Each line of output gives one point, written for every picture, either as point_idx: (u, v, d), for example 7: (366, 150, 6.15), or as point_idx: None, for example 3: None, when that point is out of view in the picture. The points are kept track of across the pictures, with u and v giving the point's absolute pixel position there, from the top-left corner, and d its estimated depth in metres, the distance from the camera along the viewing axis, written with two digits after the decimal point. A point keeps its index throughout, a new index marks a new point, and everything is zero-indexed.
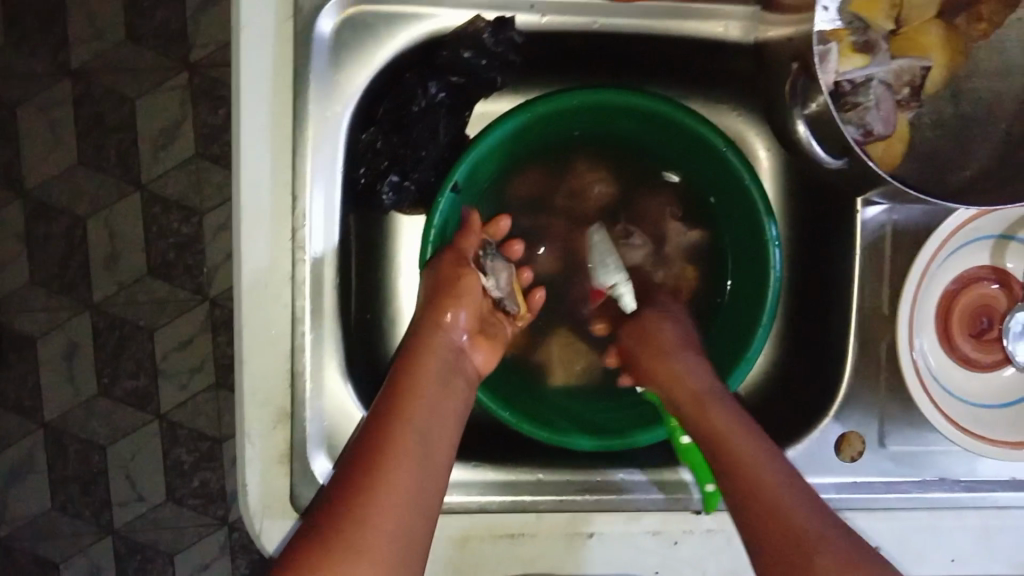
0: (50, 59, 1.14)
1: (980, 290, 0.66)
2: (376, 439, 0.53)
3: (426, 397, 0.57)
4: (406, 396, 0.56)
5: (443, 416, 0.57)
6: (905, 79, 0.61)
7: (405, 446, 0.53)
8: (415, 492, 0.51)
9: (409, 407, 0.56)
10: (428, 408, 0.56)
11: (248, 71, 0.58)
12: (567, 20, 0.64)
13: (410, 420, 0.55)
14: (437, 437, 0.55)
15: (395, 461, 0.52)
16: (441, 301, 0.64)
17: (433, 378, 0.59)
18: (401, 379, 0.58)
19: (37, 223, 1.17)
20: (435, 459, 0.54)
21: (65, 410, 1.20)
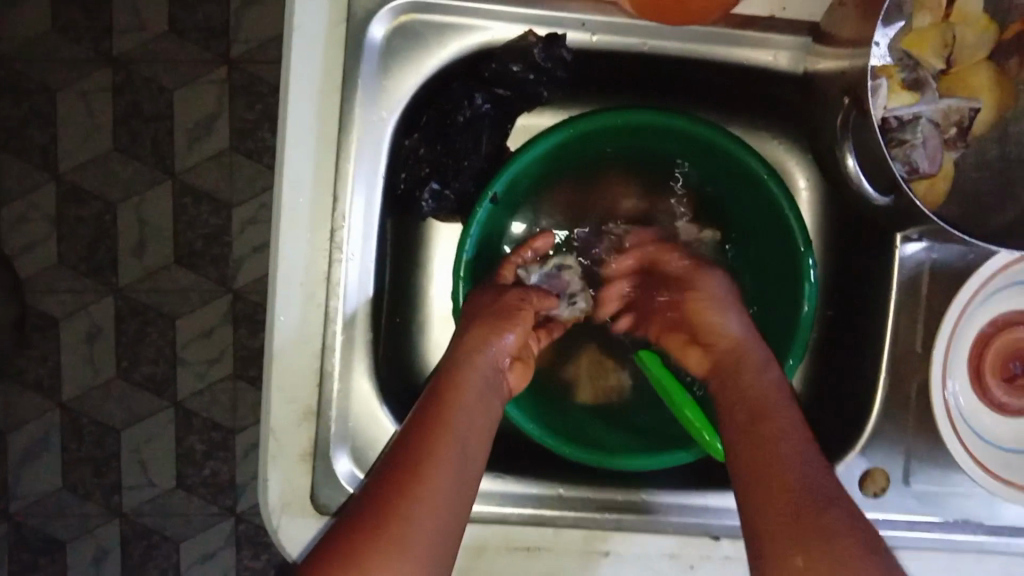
0: (93, 44, 1.16)
1: (1014, 334, 0.65)
2: (417, 444, 0.54)
3: (467, 404, 0.58)
4: (449, 401, 0.57)
5: (480, 423, 0.58)
6: (953, 119, 0.61)
7: (445, 455, 0.54)
8: (450, 502, 0.52)
9: (449, 413, 0.56)
10: (467, 416, 0.57)
11: (298, 72, 0.59)
12: (618, 40, 0.64)
13: (451, 428, 0.55)
14: (471, 448, 0.56)
15: (435, 469, 0.52)
16: (488, 324, 0.63)
17: (475, 392, 0.59)
18: (445, 386, 0.58)
19: (69, 204, 1.18)
20: (469, 468, 0.55)
21: (84, 391, 1.21)
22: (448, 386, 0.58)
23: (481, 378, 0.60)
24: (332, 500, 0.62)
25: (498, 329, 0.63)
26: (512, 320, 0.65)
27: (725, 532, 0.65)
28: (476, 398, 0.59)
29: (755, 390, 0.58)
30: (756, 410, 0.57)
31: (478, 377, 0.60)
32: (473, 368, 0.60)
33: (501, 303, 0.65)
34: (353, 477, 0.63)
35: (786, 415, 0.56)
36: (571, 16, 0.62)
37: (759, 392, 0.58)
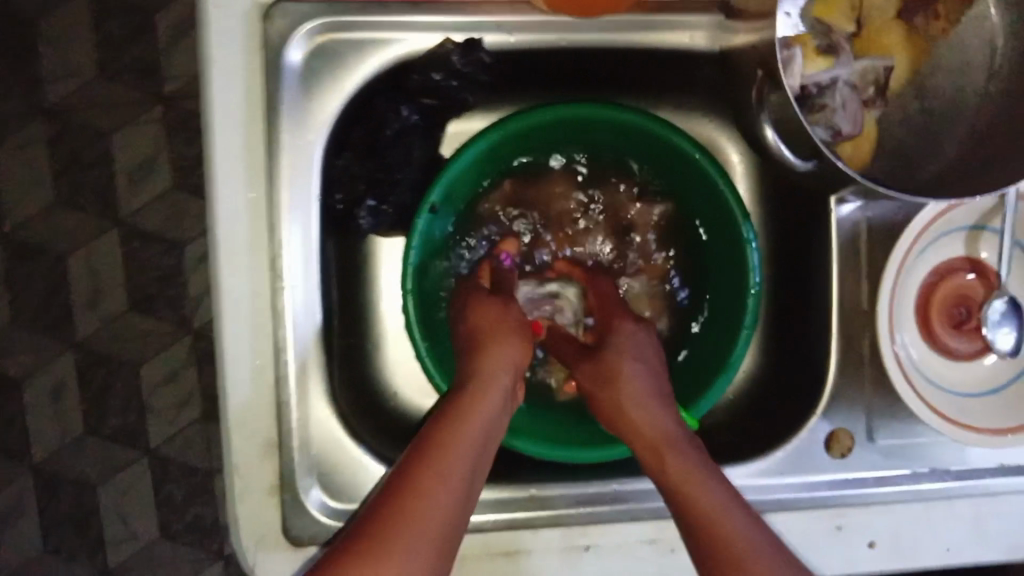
0: (22, 100, 1.14)
1: (956, 281, 0.67)
2: (422, 460, 0.53)
3: (477, 421, 0.57)
4: (458, 419, 0.56)
5: (490, 442, 0.57)
6: (869, 79, 0.62)
7: (453, 473, 0.52)
8: (469, 486, 0.53)
9: (458, 431, 0.55)
10: (487, 411, 0.58)
11: (219, 104, 0.59)
12: (537, 38, 0.64)
13: (460, 444, 0.54)
14: (488, 442, 0.57)
15: (440, 484, 0.51)
16: (498, 340, 0.63)
17: (499, 390, 0.60)
18: (457, 406, 0.58)
19: (17, 264, 1.16)
20: (474, 488, 0.53)
21: (54, 451, 1.19)
22: (460, 404, 0.58)
23: (495, 395, 0.59)
24: (305, 531, 0.62)
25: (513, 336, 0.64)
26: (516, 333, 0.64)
27: None
28: (488, 417, 0.57)
29: (675, 467, 0.56)
30: (682, 490, 0.54)
31: (494, 396, 0.59)
32: (487, 388, 0.59)
33: (506, 317, 0.65)
34: (324, 505, 0.63)
35: (705, 493, 0.53)
36: (486, 18, 0.62)
37: (677, 473, 0.55)
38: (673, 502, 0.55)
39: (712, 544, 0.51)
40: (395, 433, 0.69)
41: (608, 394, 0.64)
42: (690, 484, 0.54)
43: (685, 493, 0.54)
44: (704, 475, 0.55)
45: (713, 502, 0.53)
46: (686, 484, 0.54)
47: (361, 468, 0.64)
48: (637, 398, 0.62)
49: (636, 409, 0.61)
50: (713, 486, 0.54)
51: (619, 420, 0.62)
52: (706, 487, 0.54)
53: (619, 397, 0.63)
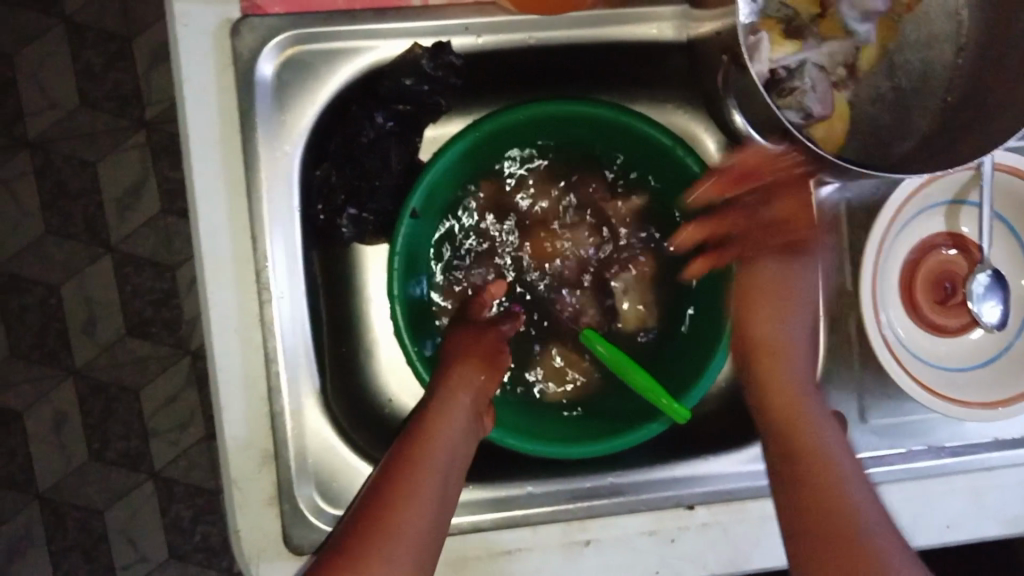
0: (8, 133, 1.15)
1: (938, 256, 0.67)
2: (394, 484, 0.59)
3: (442, 441, 0.63)
4: (424, 439, 0.62)
5: (457, 455, 0.63)
6: (838, 60, 0.63)
7: (422, 493, 0.59)
8: (436, 500, 0.60)
9: (425, 450, 0.62)
10: (455, 427, 0.64)
11: (195, 122, 0.60)
12: (504, 39, 0.65)
13: (426, 467, 0.61)
14: (457, 457, 0.63)
15: (410, 510, 0.58)
16: (466, 368, 0.67)
17: (461, 409, 0.65)
18: (423, 427, 0.63)
19: (12, 296, 1.17)
20: (445, 498, 0.61)
21: (58, 479, 1.19)
22: (428, 425, 0.63)
23: (458, 417, 0.64)
24: (305, 539, 0.62)
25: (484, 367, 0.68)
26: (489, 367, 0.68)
27: (699, 499, 0.66)
28: (452, 434, 0.63)
29: (810, 445, 0.60)
30: (791, 459, 0.60)
31: (457, 416, 0.64)
32: (450, 409, 0.64)
33: (479, 346, 0.68)
34: (323, 513, 0.63)
35: (849, 469, 0.59)
36: (455, 21, 0.63)
37: (813, 448, 0.60)
38: (801, 468, 0.59)
39: (836, 522, 0.56)
40: (392, 439, 0.70)
41: (768, 362, 0.66)
42: (835, 490, 0.58)
43: (823, 488, 0.58)
44: (825, 434, 0.61)
45: (838, 469, 0.59)
46: (813, 458, 0.59)
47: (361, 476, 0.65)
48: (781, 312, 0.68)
49: (786, 340, 0.67)
50: (845, 463, 0.59)
51: (785, 413, 0.63)
52: (846, 495, 0.58)
53: (755, 330, 0.68)
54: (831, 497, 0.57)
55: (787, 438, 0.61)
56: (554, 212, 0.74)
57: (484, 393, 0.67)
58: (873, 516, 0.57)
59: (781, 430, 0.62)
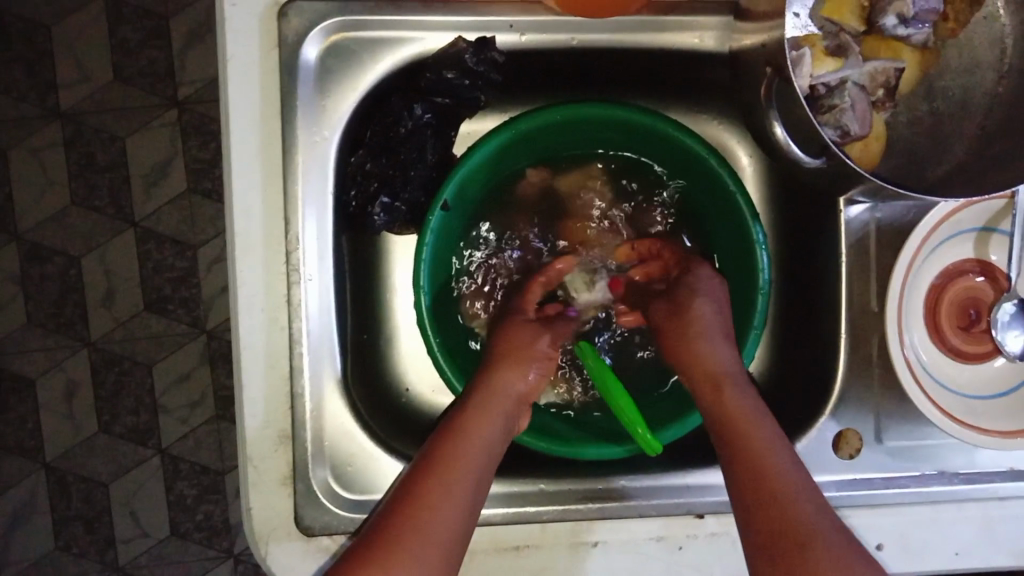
0: (41, 103, 1.16)
1: (965, 283, 0.67)
2: (426, 481, 0.56)
3: (479, 443, 0.59)
4: (462, 436, 0.59)
5: (490, 457, 0.59)
6: (879, 81, 0.62)
7: (457, 491, 0.56)
8: (465, 507, 0.56)
9: (461, 447, 0.58)
10: (490, 429, 0.61)
11: (236, 100, 0.60)
12: (548, 38, 0.65)
13: (462, 467, 0.57)
14: (490, 460, 0.59)
15: (442, 506, 0.55)
16: (514, 366, 0.65)
17: (498, 410, 0.62)
18: (460, 424, 0.60)
19: (33, 264, 1.18)
20: (476, 501, 0.57)
21: (66, 448, 1.20)
22: (464, 424, 0.60)
23: (497, 419, 0.61)
24: (317, 522, 0.63)
25: (520, 367, 0.66)
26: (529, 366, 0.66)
27: (708, 508, 0.66)
28: (488, 435, 0.60)
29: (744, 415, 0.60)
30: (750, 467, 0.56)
31: (496, 417, 0.62)
32: (489, 411, 0.62)
33: (529, 346, 0.67)
34: (334, 496, 0.64)
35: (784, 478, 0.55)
36: (497, 18, 0.64)
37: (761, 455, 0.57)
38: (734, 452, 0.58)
39: (766, 497, 0.54)
40: (407, 429, 0.70)
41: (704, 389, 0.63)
42: (767, 466, 0.56)
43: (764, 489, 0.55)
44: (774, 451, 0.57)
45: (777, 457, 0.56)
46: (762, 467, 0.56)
47: (374, 462, 0.65)
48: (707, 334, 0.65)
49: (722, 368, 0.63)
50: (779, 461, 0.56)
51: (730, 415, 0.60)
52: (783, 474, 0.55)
53: (700, 359, 0.64)
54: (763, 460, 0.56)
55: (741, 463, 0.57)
56: (603, 213, 0.74)
57: (529, 391, 0.66)
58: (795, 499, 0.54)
59: (719, 420, 0.61)
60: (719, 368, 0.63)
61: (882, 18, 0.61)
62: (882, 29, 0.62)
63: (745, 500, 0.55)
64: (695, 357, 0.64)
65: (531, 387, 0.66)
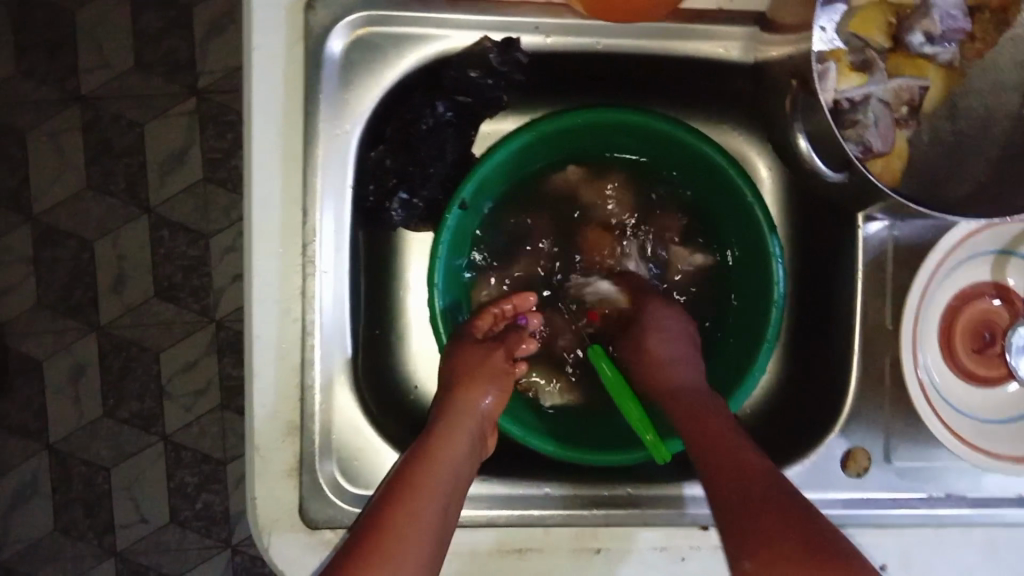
0: (61, 86, 1.16)
1: (981, 305, 0.66)
2: (397, 500, 0.56)
3: (445, 465, 0.60)
4: (430, 456, 0.60)
5: (460, 478, 0.60)
6: (903, 98, 0.62)
7: (424, 514, 0.56)
8: (436, 525, 0.56)
9: (431, 466, 0.59)
10: (458, 450, 0.61)
11: (259, 91, 0.60)
12: (573, 41, 0.65)
13: (431, 487, 0.58)
14: (459, 480, 0.60)
15: (411, 529, 0.55)
16: (472, 389, 0.66)
17: (465, 432, 0.63)
18: (429, 444, 0.61)
19: (46, 246, 1.18)
20: (448, 518, 0.57)
21: (70, 431, 1.20)
22: (431, 447, 0.61)
23: (464, 441, 0.62)
24: (321, 515, 0.63)
25: (479, 389, 0.66)
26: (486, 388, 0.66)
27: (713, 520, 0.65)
28: (457, 455, 0.61)
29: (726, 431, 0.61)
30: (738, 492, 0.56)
31: (461, 439, 0.62)
32: (454, 434, 0.62)
33: (485, 365, 0.67)
34: (340, 490, 0.64)
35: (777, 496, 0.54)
36: (526, 20, 0.64)
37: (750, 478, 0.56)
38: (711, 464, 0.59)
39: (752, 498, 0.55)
40: (414, 427, 0.70)
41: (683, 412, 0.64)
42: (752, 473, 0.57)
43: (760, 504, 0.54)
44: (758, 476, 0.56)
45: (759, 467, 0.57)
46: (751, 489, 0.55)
47: (380, 458, 0.65)
48: (674, 362, 0.68)
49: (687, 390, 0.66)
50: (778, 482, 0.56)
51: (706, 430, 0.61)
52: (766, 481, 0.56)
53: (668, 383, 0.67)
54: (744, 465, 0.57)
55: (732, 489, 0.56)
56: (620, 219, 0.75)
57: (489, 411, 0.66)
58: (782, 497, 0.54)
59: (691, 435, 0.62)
60: (681, 389, 0.66)
61: (909, 36, 0.61)
62: (909, 47, 0.62)
63: (727, 507, 0.56)
64: (666, 383, 0.67)
65: (490, 410, 0.66)
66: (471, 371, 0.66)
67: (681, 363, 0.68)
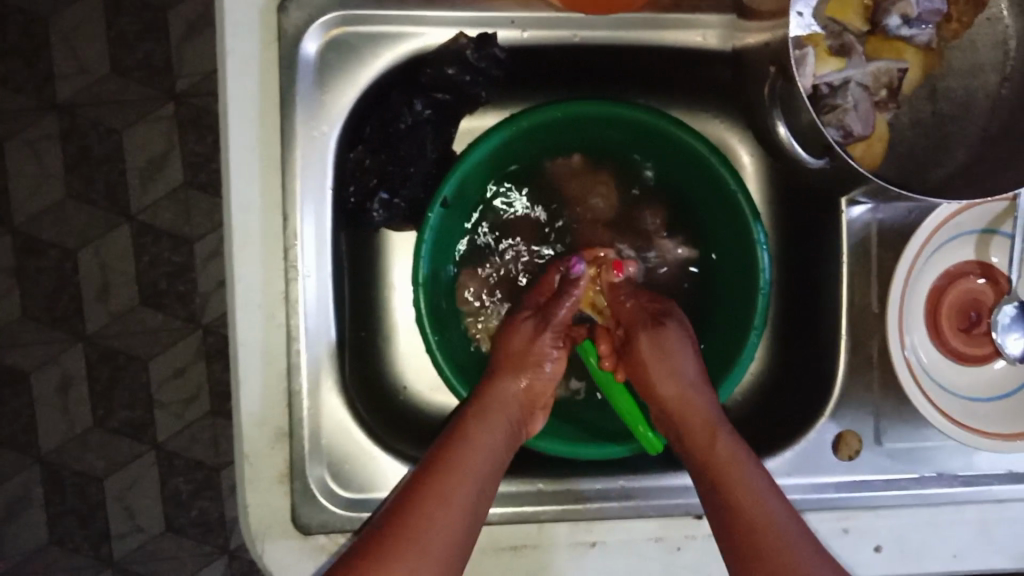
0: (37, 95, 1.15)
1: (966, 285, 0.66)
2: (431, 479, 0.57)
3: (478, 453, 0.60)
4: (464, 439, 0.60)
5: (495, 463, 0.60)
6: (882, 81, 0.62)
7: (454, 497, 0.56)
8: (471, 506, 0.56)
9: (466, 448, 0.59)
10: (492, 436, 0.61)
11: (234, 95, 0.59)
12: (549, 34, 0.65)
13: (467, 468, 0.58)
14: (494, 465, 0.60)
15: (443, 506, 0.55)
16: (512, 372, 0.66)
17: (500, 417, 0.63)
18: (464, 427, 0.61)
19: (28, 257, 1.17)
20: (482, 501, 0.57)
21: (61, 443, 1.19)
22: (465, 431, 0.61)
23: (500, 428, 0.62)
24: (313, 520, 0.62)
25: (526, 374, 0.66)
26: (536, 369, 0.67)
27: None
28: (491, 442, 0.61)
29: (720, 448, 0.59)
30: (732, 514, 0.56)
31: (496, 423, 0.62)
32: (491, 417, 0.63)
33: (530, 349, 0.67)
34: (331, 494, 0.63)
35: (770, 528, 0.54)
36: (499, 14, 0.63)
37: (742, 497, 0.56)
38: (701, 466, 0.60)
39: (739, 505, 0.56)
40: (405, 426, 0.70)
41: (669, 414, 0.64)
42: (735, 475, 0.57)
43: (752, 525, 0.55)
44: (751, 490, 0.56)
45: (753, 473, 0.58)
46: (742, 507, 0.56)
47: (371, 461, 0.64)
48: (659, 358, 0.66)
49: (676, 390, 0.64)
50: (770, 502, 0.56)
51: (688, 430, 0.62)
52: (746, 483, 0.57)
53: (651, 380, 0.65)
54: (725, 468, 0.58)
55: (722, 504, 0.57)
56: (605, 214, 0.74)
57: (534, 395, 0.67)
58: (766, 509, 0.55)
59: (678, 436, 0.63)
60: (665, 384, 0.65)
61: (885, 19, 0.61)
62: (886, 30, 0.62)
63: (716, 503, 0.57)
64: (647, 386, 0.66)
65: (530, 391, 0.67)
66: (514, 356, 0.67)
67: (681, 369, 0.65)
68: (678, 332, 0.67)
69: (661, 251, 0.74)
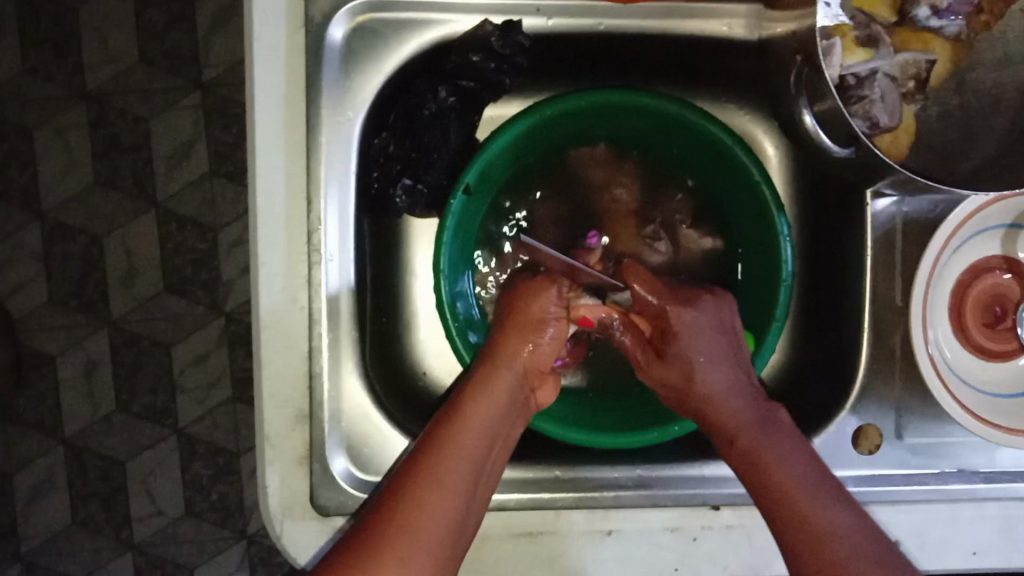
0: (66, 83, 1.17)
1: (991, 280, 0.66)
2: (427, 455, 0.55)
3: (474, 424, 0.58)
4: (458, 418, 0.58)
5: (491, 435, 0.59)
6: (910, 72, 0.62)
7: (455, 471, 0.54)
8: (467, 478, 0.55)
9: (459, 427, 0.57)
10: (490, 408, 0.60)
11: (260, 81, 0.60)
12: (574, 21, 0.65)
13: (461, 443, 0.56)
14: (490, 437, 0.58)
15: (441, 481, 0.53)
16: (512, 343, 0.64)
17: (502, 389, 0.61)
18: (458, 407, 0.59)
19: (56, 243, 1.19)
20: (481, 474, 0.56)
21: (85, 426, 1.21)
22: (458, 413, 0.59)
23: (497, 399, 0.60)
24: (332, 501, 0.63)
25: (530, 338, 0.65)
26: (540, 334, 0.65)
27: (724, 500, 0.65)
28: (487, 417, 0.59)
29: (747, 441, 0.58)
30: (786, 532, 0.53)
31: (495, 398, 0.60)
32: (487, 389, 0.61)
33: (537, 312, 0.66)
34: (350, 475, 0.64)
35: (837, 538, 0.51)
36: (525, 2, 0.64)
37: (802, 511, 0.53)
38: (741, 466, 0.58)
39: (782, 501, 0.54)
40: (423, 411, 0.70)
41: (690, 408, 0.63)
42: (770, 468, 0.56)
43: (792, 515, 0.53)
44: (801, 494, 0.54)
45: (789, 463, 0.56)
46: (793, 513, 0.53)
47: (391, 445, 0.65)
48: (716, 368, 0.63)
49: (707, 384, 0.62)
50: (807, 487, 0.54)
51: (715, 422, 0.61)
52: (783, 472, 0.55)
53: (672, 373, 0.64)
54: (765, 465, 0.56)
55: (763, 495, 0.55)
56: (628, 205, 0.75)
57: (540, 359, 0.65)
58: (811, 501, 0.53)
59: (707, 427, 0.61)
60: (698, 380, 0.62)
61: (914, 10, 0.61)
62: (915, 20, 0.61)
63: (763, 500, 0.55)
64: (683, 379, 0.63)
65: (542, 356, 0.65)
66: (519, 318, 0.66)
67: (709, 361, 0.63)
68: (687, 319, 0.64)
69: (683, 244, 0.75)
